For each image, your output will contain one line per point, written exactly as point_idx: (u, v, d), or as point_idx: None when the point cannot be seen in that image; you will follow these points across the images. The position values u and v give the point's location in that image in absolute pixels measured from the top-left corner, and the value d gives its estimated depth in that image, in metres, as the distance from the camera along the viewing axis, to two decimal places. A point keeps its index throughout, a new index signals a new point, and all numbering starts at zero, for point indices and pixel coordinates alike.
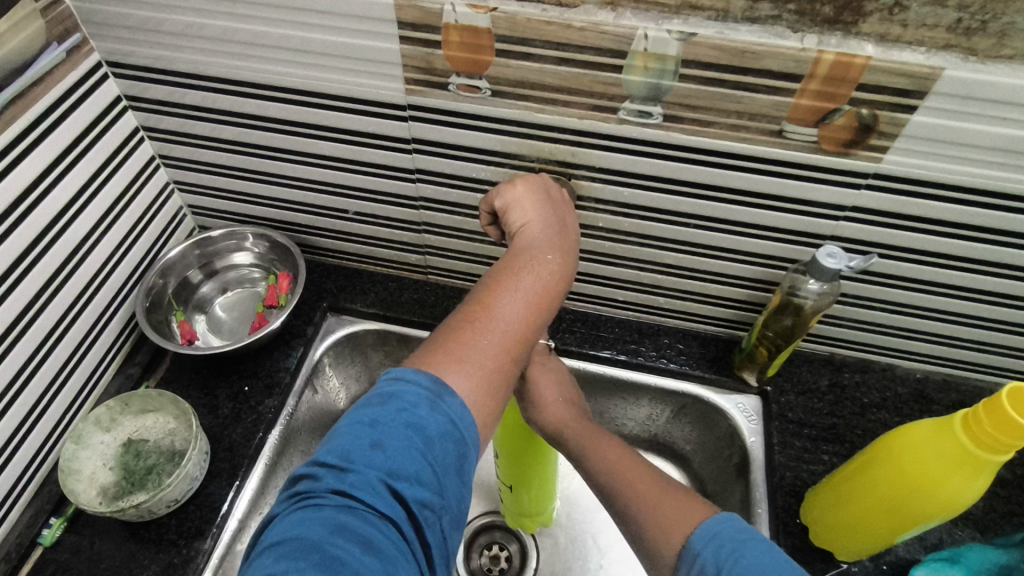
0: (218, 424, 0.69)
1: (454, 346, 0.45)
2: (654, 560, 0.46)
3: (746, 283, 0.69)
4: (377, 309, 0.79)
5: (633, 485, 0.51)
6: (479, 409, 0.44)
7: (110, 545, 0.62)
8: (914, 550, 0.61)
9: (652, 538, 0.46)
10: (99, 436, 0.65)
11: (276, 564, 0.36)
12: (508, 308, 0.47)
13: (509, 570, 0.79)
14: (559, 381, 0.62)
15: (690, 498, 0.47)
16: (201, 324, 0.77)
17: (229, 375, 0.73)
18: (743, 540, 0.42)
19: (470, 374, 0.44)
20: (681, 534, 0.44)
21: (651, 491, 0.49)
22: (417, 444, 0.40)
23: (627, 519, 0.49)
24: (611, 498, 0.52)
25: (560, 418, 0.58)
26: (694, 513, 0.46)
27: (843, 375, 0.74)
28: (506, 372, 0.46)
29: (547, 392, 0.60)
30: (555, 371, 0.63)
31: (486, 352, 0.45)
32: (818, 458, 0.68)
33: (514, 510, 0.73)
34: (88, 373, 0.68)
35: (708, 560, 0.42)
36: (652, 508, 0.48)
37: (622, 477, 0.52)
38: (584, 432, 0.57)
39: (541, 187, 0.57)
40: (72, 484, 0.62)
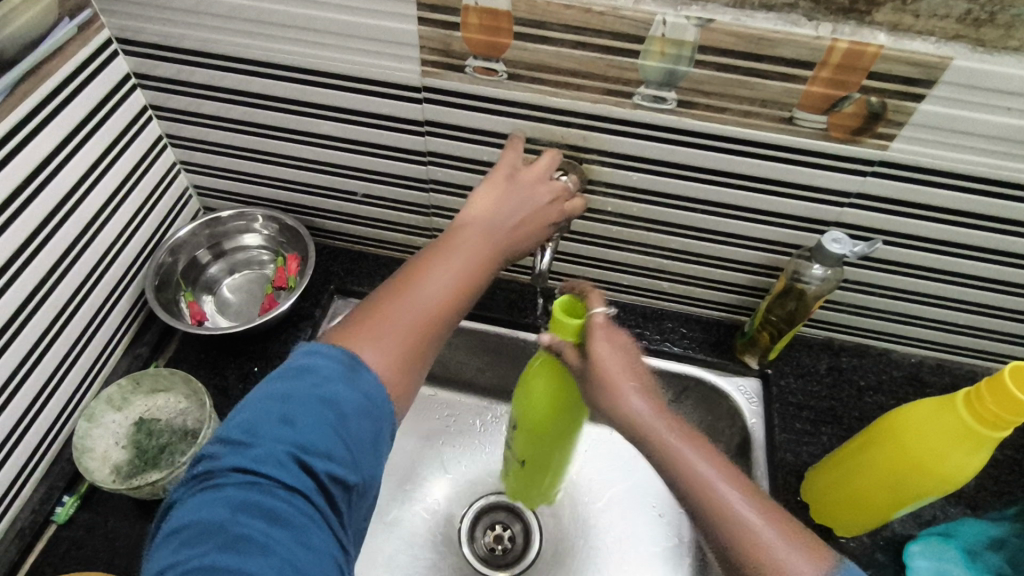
0: (228, 405, 0.70)
1: (373, 322, 0.46)
2: None
3: (751, 268, 0.70)
4: None
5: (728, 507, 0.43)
6: (393, 381, 0.44)
7: (123, 524, 0.62)
8: (909, 526, 0.63)
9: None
10: (111, 414, 0.65)
11: (182, 549, 0.36)
12: (435, 283, 0.49)
13: (513, 550, 0.81)
14: (629, 358, 0.52)
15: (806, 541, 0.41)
16: (210, 304, 0.76)
17: (238, 356, 0.73)
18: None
19: (384, 348, 0.45)
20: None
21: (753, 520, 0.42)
22: (329, 418, 0.40)
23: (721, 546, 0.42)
24: (694, 511, 0.44)
25: (630, 405, 0.49)
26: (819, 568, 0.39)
27: (842, 360, 0.76)
28: (421, 344, 0.47)
29: (614, 375, 0.50)
30: (623, 348, 0.52)
31: (404, 329, 0.46)
32: (818, 439, 0.70)
33: (518, 474, 0.73)
34: (98, 353, 0.68)
35: None
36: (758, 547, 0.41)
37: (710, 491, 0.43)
38: (659, 429, 0.48)
39: (527, 171, 0.57)
40: (85, 462, 0.62)
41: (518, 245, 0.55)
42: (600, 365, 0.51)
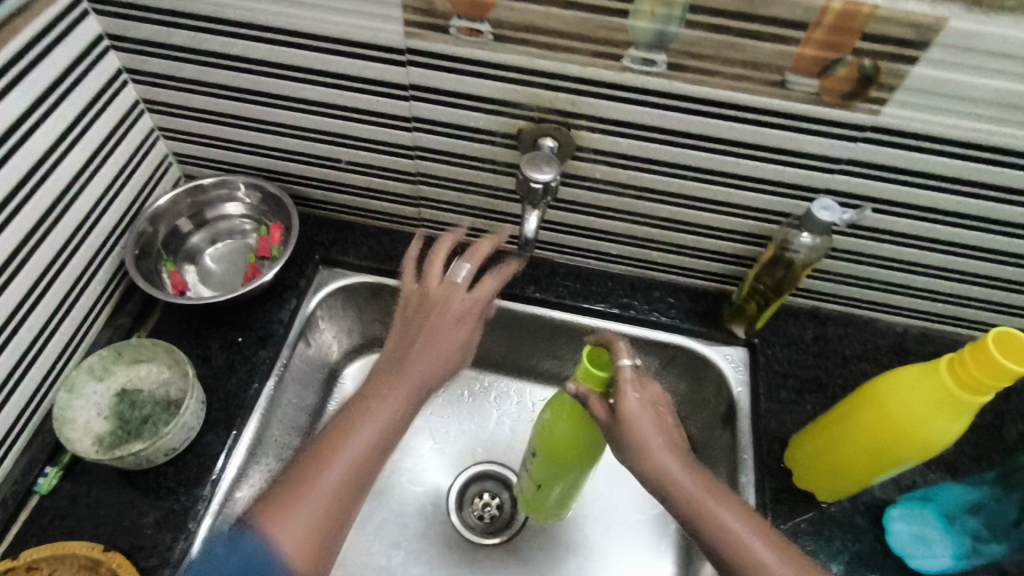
0: (213, 375, 0.69)
1: (295, 492, 0.46)
2: None
3: (740, 237, 0.70)
4: (371, 262, 0.79)
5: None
6: (307, 552, 0.45)
7: (108, 493, 0.61)
8: (889, 491, 0.64)
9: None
10: (92, 385, 0.64)
11: None
12: (334, 465, 0.48)
13: (501, 517, 0.82)
14: (657, 411, 0.54)
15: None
16: (192, 275, 0.75)
17: (222, 327, 0.72)
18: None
19: (285, 503, 0.46)
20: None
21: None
22: None
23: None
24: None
25: (667, 470, 0.51)
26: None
27: (827, 329, 0.76)
28: (326, 522, 0.46)
29: (647, 438, 0.52)
30: (647, 394, 0.54)
31: (311, 508, 0.46)
32: (803, 407, 0.70)
33: (531, 508, 0.75)
34: (77, 324, 0.67)
35: None
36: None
37: (754, 564, 0.47)
38: (694, 493, 0.50)
39: (440, 299, 0.60)
40: (67, 433, 0.61)
41: (454, 367, 0.58)
42: (630, 424, 0.52)
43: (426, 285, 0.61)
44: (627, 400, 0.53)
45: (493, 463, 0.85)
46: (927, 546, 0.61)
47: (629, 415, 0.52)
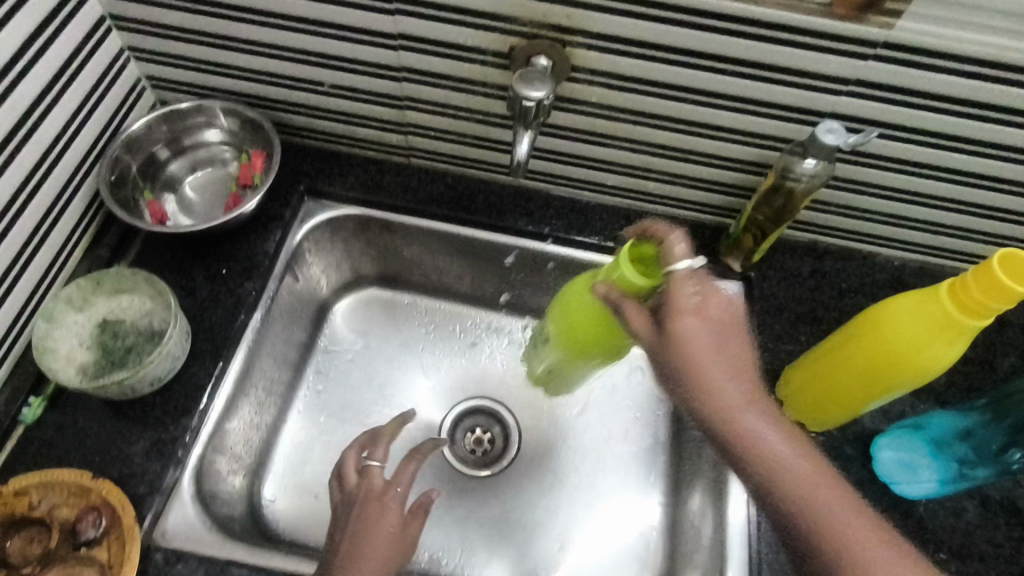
0: (197, 306, 0.68)
1: None
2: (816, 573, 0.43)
3: (740, 165, 0.68)
4: (358, 192, 0.77)
5: (815, 503, 0.44)
6: None
7: (94, 423, 0.61)
8: (878, 420, 0.65)
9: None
10: (72, 315, 0.63)
11: None
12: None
13: (493, 451, 0.83)
14: (719, 334, 0.50)
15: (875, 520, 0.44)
16: (172, 203, 0.73)
17: (205, 258, 0.70)
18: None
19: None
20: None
21: (844, 520, 0.43)
22: None
23: (805, 549, 0.43)
24: (771, 509, 0.45)
25: (715, 389, 0.48)
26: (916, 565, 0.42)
27: (825, 263, 0.75)
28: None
29: (700, 357, 0.49)
30: (710, 312, 0.50)
31: None
32: (796, 339, 0.70)
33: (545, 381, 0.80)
34: (54, 253, 0.64)
35: None
36: (852, 548, 0.42)
37: (802, 493, 0.44)
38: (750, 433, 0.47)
39: (363, 502, 0.59)
40: (49, 363, 0.60)
41: (384, 523, 0.58)
42: (685, 343, 0.49)
43: (348, 486, 0.61)
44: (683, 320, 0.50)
45: (487, 399, 0.85)
46: (913, 472, 0.61)
47: (684, 332, 0.50)
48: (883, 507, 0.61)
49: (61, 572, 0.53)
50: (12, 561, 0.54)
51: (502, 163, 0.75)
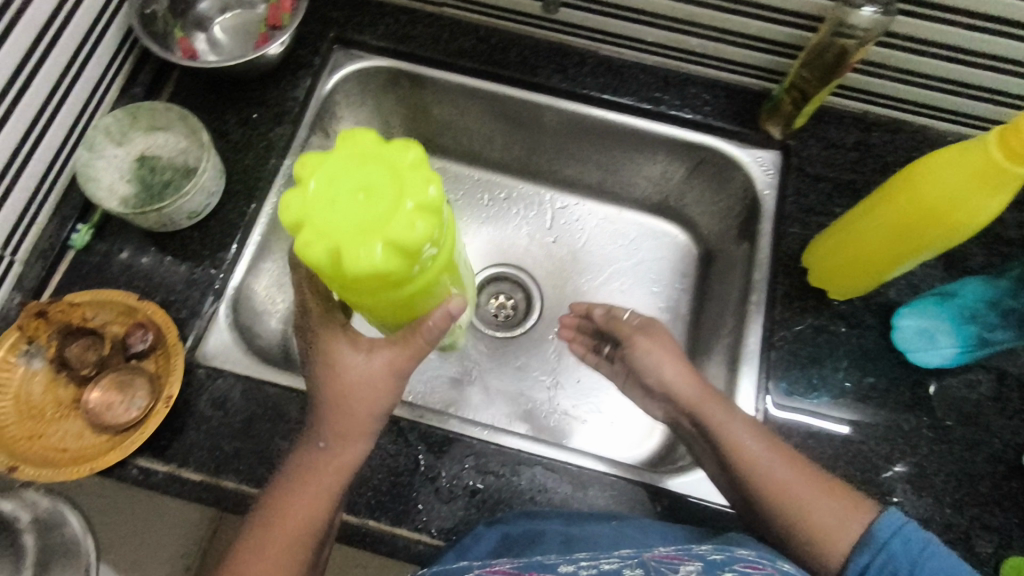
0: (230, 149, 0.69)
1: (266, 535, 0.50)
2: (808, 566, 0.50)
3: (792, 18, 0.63)
4: (388, 42, 0.75)
5: (762, 467, 0.53)
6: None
7: (139, 252, 0.64)
8: (903, 293, 0.64)
9: (808, 543, 0.50)
10: (112, 148, 0.65)
11: None
12: (270, 542, 0.50)
13: (515, 316, 0.86)
14: (669, 349, 0.63)
15: (811, 478, 0.52)
16: (202, 43, 0.71)
17: (237, 102, 0.70)
18: (894, 531, 0.47)
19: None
20: (839, 540, 0.49)
21: (819, 512, 0.50)
22: None
23: (791, 540, 0.51)
24: (760, 511, 0.53)
25: (684, 393, 0.59)
26: (856, 512, 0.50)
27: (872, 135, 0.71)
28: (298, 549, 0.51)
29: (662, 364, 0.62)
30: (660, 334, 0.64)
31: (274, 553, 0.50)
32: (830, 210, 0.68)
33: (384, 189, 0.45)
34: (92, 87, 0.65)
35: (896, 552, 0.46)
36: (816, 521, 0.50)
37: (780, 488, 0.52)
38: (732, 444, 0.54)
39: (341, 360, 0.53)
40: (92, 191, 0.63)
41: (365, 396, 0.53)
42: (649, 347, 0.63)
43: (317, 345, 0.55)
44: (638, 348, 0.64)
45: (512, 268, 0.88)
46: (931, 340, 0.61)
47: (656, 331, 0.65)
48: (896, 374, 0.62)
49: (115, 378, 0.59)
50: (72, 364, 0.59)
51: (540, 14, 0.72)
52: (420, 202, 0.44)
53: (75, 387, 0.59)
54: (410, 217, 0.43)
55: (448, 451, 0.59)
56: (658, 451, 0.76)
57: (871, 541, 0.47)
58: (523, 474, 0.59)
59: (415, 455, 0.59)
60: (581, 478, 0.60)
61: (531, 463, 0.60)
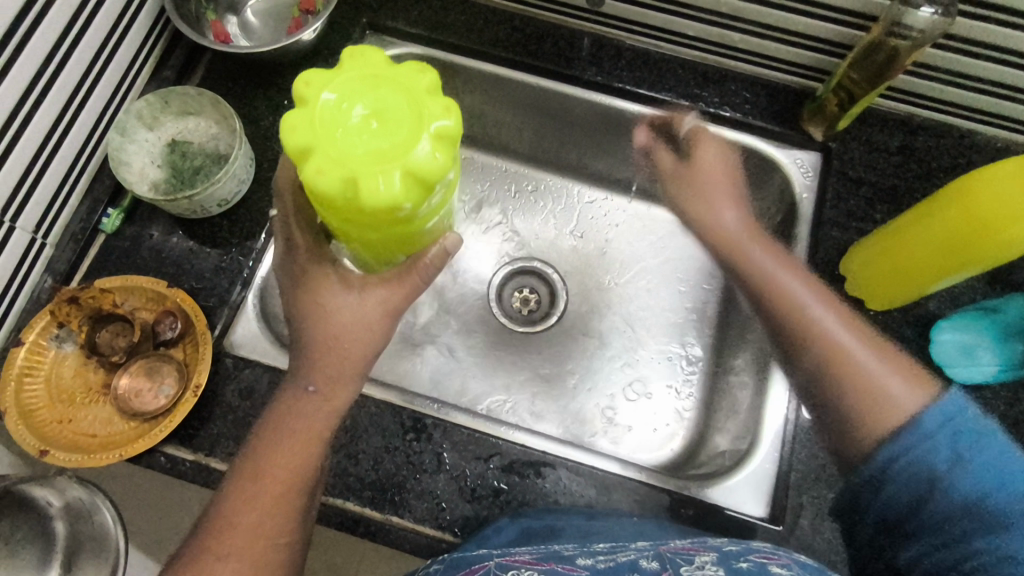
0: (260, 136, 0.68)
1: (255, 480, 0.48)
2: (849, 438, 0.49)
3: (843, 16, 0.61)
4: (421, 29, 0.73)
5: (817, 324, 0.53)
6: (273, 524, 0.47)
7: (168, 238, 0.64)
8: (944, 305, 0.62)
9: (864, 407, 0.48)
10: (143, 133, 0.64)
11: None
12: (262, 485, 0.48)
13: (539, 311, 0.85)
14: (726, 193, 0.66)
15: (877, 349, 0.51)
16: (234, 27, 0.70)
17: (268, 88, 0.69)
18: (951, 424, 0.43)
19: (249, 526, 0.47)
20: (897, 404, 0.46)
21: (870, 374, 0.49)
22: None
23: (828, 404, 0.51)
24: (801, 356, 0.54)
25: (730, 235, 0.64)
26: (920, 384, 0.48)
27: (917, 139, 0.69)
28: (293, 496, 0.48)
29: (714, 214, 0.66)
30: (718, 169, 0.67)
31: (265, 495, 0.48)
32: (870, 217, 0.66)
33: (398, 115, 0.43)
34: (123, 70, 0.64)
35: (950, 455, 0.42)
36: (865, 381, 0.49)
37: (828, 337, 0.52)
38: (780, 286, 0.57)
39: (330, 301, 0.53)
40: (124, 175, 0.62)
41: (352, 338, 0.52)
42: (697, 187, 0.67)
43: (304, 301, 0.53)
44: (696, 196, 0.67)
45: (537, 261, 0.87)
46: (972, 356, 0.60)
47: (705, 166, 0.67)
48: None
49: (143, 365, 0.59)
50: (102, 350, 0.59)
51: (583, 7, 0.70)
52: (437, 131, 0.43)
53: (104, 373, 0.59)
54: (429, 146, 0.42)
55: (473, 450, 0.59)
56: (680, 455, 0.75)
57: (914, 429, 0.44)
58: (548, 476, 0.59)
59: (439, 453, 0.59)
60: (607, 481, 0.59)
61: (558, 465, 0.59)
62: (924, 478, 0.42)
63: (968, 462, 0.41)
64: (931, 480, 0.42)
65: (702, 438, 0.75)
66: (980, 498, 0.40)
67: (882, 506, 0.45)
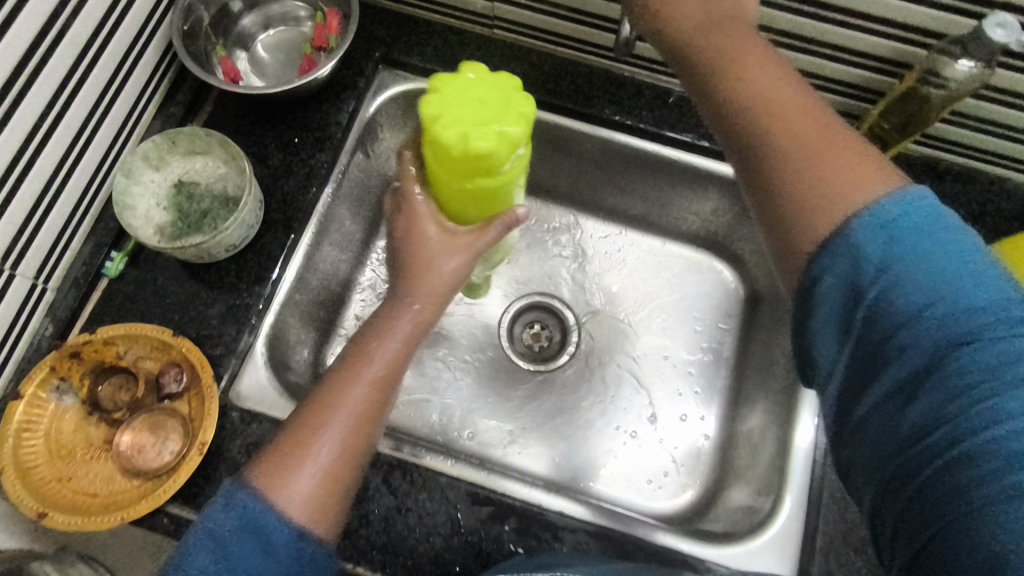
0: (269, 175, 0.66)
1: (338, 388, 0.48)
2: (798, 231, 0.42)
3: (874, 63, 0.59)
4: (435, 64, 0.71)
5: (783, 130, 0.44)
6: (353, 435, 0.46)
7: (174, 283, 0.62)
8: None
9: (808, 209, 0.42)
10: (149, 174, 0.62)
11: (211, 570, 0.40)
12: (345, 399, 0.47)
13: (550, 348, 0.82)
14: None
15: (828, 129, 0.44)
16: (243, 63, 0.68)
17: (277, 125, 0.67)
18: (899, 214, 0.39)
19: (333, 431, 0.46)
20: (853, 200, 0.40)
21: (832, 166, 0.42)
22: (262, 555, 0.41)
23: (786, 197, 0.43)
24: (757, 157, 0.45)
25: (689, 17, 0.51)
26: (874, 165, 0.42)
27: (945, 185, 0.67)
28: (376, 409, 0.48)
29: None
30: None
31: (352, 404, 0.47)
32: None
33: (497, 98, 0.46)
34: (129, 108, 0.62)
35: (877, 257, 0.38)
36: (827, 182, 0.42)
37: (788, 134, 0.44)
38: (743, 84, 0.47)
39: (423, 229, 0.53)
40: (129, 220, 0.60)
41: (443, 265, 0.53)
42: None
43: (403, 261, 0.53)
44: None
45: (547, 295, 0.84)
46: None
47: None
48: None
49: (148, 419, 0.57)
50: (105, 405, 0.57)
51: (608, 45, 0.68)
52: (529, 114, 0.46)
53: (107, 427, 0.57)
54: (523, 122, 0.45)
55: (488, 511, 0.57)
56: (694, 506, 0.73)
57: (854, 230, 0.39)
58: (565, 539, 0.56)
59: (453, 514, 0.56)
60: (625, 545, 0.58)
61: (574, 528, 0.57)
62: (854, 309, 0.39)
63: (898, 267, 0.38)
64: (859, 301, 0.39)
65: (718, 488, 0.73)
66: (920, 312, 0.37)
67: (837, 362, 0.41)
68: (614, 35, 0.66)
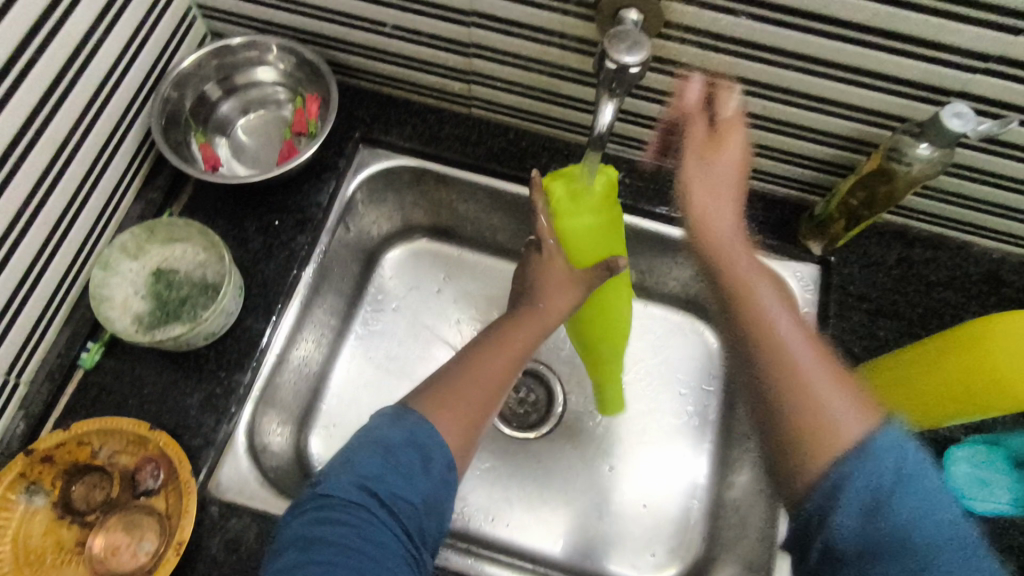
0: (250, 258, 0.66)
1: (480, 365, 0.58)
2: (784, 469, 0.43)
3: (840, 142, 0.61)
4: (415, 143, 0.72)
5: (791, 372, 0.45)
6: (483, 403, 0.55)
7: (151, 372, 0.61)
8: (955, 428, 0.61)
9: (797, 445, 0.42)
10: (127, 263, 0.62)
11: (367, 469, 0.46)
12: (482, 374, 0.57)
13: (533, 412, 0.82)
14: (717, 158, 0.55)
15: (837, 373, 0.45)
16: (224, 148, 0.69)
17: (258, 208, 0.68)
18: (888, 454, 0.39)
19: (474, 398, 0.55)
20: (840, 444, 0.40)
21: (828, 404, 0.42)
22: (417, 458, 0.48)
23: (779, 434, 0.43)
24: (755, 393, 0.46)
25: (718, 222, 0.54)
26: (868, 410, 0.42)
27: (914, 251, 0.69)
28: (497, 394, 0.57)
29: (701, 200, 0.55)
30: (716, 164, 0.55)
31: (486, 380, 0.57)
32: (874, 333, 0.65)
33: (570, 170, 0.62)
34: (107, 197, 0.62)
35: (861, 492, 0.38)
36: (822, 417, 0.42)
37: (786, 369, 0.45)
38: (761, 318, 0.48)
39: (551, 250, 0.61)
40: (106, 312, 0.60)
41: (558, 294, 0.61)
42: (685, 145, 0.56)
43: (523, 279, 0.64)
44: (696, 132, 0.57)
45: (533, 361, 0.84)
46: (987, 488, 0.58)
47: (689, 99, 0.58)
48: None
49: (122, 519, 0.55)
50: (78, 505, 0.55)
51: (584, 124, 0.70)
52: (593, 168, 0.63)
53: (80, 529, 0.55)
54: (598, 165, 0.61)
55: None
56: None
57: (842, 483, 0.39)
58: None
59: None
60: None
61: None
62: (874, 510, 0.37)
63: (908, 504, 0.37)
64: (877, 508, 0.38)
65: (708, 559, 0.72)
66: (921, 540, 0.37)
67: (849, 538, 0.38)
68: (591, 115, 0.68)
